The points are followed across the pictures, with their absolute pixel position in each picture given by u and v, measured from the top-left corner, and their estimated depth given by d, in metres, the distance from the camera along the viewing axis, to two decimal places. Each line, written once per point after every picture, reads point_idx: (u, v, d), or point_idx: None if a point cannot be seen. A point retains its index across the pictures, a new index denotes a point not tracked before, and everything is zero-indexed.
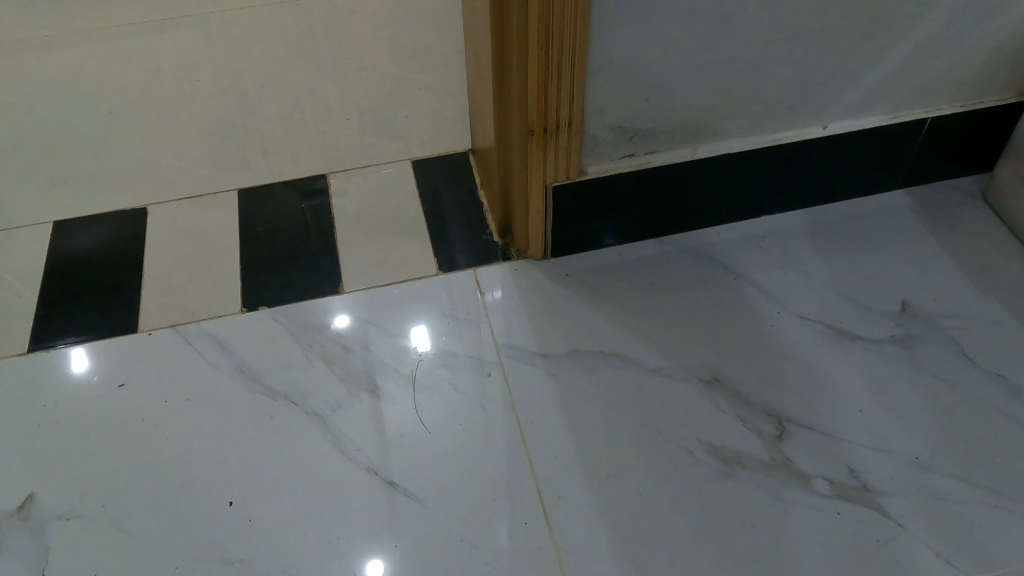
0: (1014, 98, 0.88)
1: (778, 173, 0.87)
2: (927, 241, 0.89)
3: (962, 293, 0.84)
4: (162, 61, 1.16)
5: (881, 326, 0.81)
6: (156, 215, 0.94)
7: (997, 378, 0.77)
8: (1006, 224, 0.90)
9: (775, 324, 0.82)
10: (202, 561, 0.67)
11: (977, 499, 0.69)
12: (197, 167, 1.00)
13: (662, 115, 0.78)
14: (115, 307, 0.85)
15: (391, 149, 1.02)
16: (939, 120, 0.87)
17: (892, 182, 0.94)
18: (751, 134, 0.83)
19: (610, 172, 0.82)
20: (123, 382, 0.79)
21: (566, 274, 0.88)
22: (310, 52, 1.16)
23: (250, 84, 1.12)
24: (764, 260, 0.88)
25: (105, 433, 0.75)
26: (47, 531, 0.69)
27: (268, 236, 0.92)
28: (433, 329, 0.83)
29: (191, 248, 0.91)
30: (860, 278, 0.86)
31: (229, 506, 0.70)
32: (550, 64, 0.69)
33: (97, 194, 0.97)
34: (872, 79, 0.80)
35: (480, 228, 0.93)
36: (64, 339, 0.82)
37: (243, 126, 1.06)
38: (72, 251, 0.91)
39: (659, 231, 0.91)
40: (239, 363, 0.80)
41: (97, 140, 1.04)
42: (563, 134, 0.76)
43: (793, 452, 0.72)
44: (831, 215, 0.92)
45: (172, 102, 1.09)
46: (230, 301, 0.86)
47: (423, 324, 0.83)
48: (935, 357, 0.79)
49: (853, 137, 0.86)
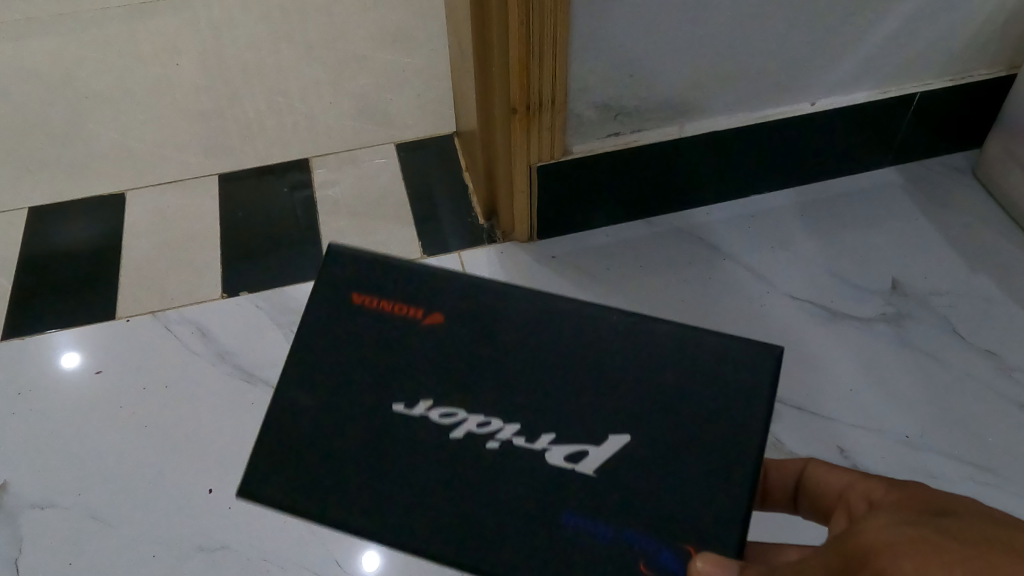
0: (1003, 71, 0.86)
1: (766, 151, 0.86)
2: (918, 220, 0.88)
3: (954, 270, 0.83)
4: (142, 45, 1.14)
5: (872, 305, 0.80)
6: (134, 201, 0.93)
7: (987, 354, 0.76)
8: (997, 201, 0.89)
9: (765, 304, 0.81)
10: (179, 549, 0.65)
11: (968, 476, 0.68)
12: (178, 152, 0.99)
13: (649, 92, 0.77)
14: (92, 294, 0.84)
15: (376, 132, 1.01)
16: (928, 95, 0.86)
17: (882, 160, 0.93)
18: (738, 111, 0.82)
19: (596, 152, 0.80)
20: (100, 370, 0.77)
21: (553, 257, 0.86)
22: (292, 36, 1.15)
23: (233, 68, 1.10)
24: (753, 240, 0.87)
25: (83, 421, 0.73)
26: (21, 520, 0.67)
27: (250, 222, 0.91)
28: None
29: (171, 234, 0.89)
30: (853, 257, 0.85)
31: (209, 494, 0.69)
32: (532, 40, 0.67)
33: (75, 180, 0.96)
34: (862, 52, 0.79)
35: (467, 211, 0.91)
36: (39, 327, 0.81)
37: (225, 110, 1.04)
38: (48, 239, 0.89)
39: (647, 212, 0.89)
40: (220, 348, 0.79)
41: (76, 126, 1.02)
42: (546, 113, 0.74)
43: (782, 432, 0.71)
44: (822, 194, 0.91)
45: (152, 87, 1.08)
46: (212, 287, 0.84)
47: None
48: (927, 335, 0.77)
49: (841, 114, 0.84)
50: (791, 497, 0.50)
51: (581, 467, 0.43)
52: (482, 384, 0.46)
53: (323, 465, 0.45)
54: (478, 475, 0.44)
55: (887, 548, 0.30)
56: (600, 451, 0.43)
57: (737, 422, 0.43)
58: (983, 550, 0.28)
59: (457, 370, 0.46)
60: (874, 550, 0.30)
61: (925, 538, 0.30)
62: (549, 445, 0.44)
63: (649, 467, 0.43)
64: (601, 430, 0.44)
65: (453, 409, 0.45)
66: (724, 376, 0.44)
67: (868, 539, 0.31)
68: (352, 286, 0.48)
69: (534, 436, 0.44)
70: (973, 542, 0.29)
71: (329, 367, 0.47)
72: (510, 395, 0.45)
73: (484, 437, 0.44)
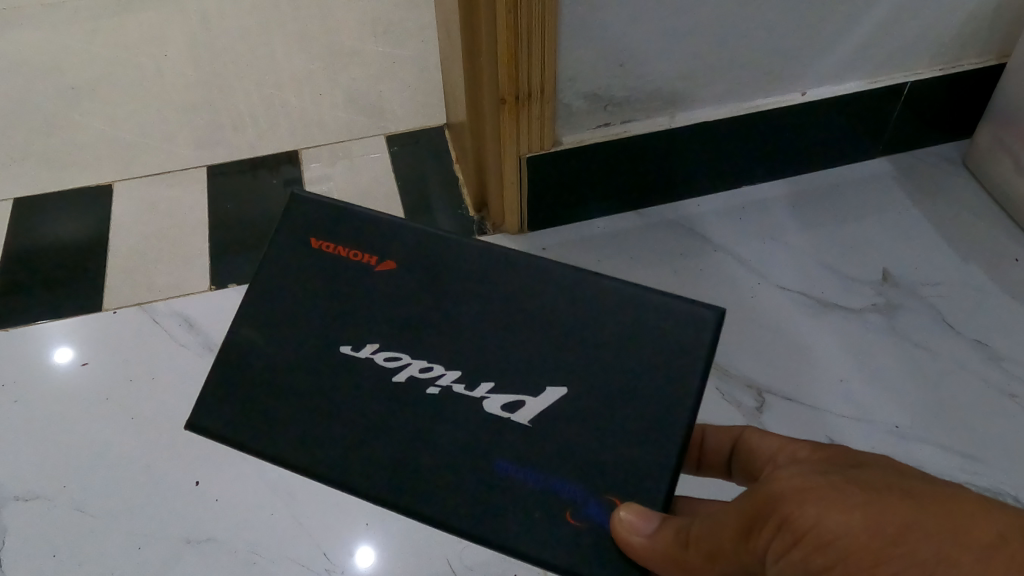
0: (992, 60, 0.86)
1: (757, 141, 0.86)
2: (908, 210, 0.88)
3: (944, 260, 0.83)
4: (131, 36, 1.13)
5: (862, 296, 0.80)
6: (122, 193, 0.92)
7: (977, 345, 0.75)
8: (987, 191, 0.89)
9: (756, 295, 0.81)
10: (165, 541, 0.65)
11: (957, 466, 0.67)
12: (167, 144, 0.98)
13: (638, 82, 0.76)
14: (79, 286, 0.83)
15: (365, 124, 1.00)
16: (918, 85, 0.86)
17: (872, 151, 0.92)
18: (728, 101, 0.81)
19: (585, 143, 0.80)
20: (86, 362, 0.77)
21: (543, 249, 0.86)
22: (283, 27, 1.14)
23: (223, 59, 1.10)
24: (744, 231, 0.87)
25: (69, 413, 0.73)
26: (5, 513, 0.67)
27: (239, 214, 0.90)
28: None
29: (159, 225, 0.89)
30: (844, 248, 0.85)
31: (196, 487, 0.68)
32: (520, 30, 0.66)
33: (62, 172, 0.95)
34: (852, 42, 0.78)
35: (457, 203, 0.91)
36: (25, 319, 0.80)
37: (215, 102, 1.03)
38: (34, 230, 0.88)
39: (638, 204, 0.89)
40: (207, 340, 0.78)
41: (63, 117, 1.02)
42: (535, 104, 0.74)
43: (772, 423, 0.71)
44: (813, 186, 0.91)
45: (141, 78, 1.07)
46: (200, 279, 0.83)
47: None
48: (917, 325, 0.77)
49: (831, 104, 0.84)
50: (724, 463, 0.54)
51: (517, 416, 0.46)
52: (427, 335, 0.49)
53: (276, 398, 0.48)
54: (434, 430, 0.47)
55: (794, 497, 0.34)
56: (536, 402, 0.46)
57: (677, 378, 0.46)
58: (873, 495, 0.32)
59: (408, 320, 0.49)
60: (783, 499, 0.34)
61: (826, 484, 0.34)
62: (488, 393, 0.47)
63: (578, 414, 0.46)
64: (564, 384, 0.46)
65: (397, 354, 0.48)
66: (669, 337, 0.47)
67: (779, 487, 0.35)
68: (313, 231, 0.52)
69: (471, 383, 0.47)
70: (864, 485, 0.33)
71: (288, 306, 0.50)
72: (455, 346, 0.48)
73: (426, 381, 0.48)
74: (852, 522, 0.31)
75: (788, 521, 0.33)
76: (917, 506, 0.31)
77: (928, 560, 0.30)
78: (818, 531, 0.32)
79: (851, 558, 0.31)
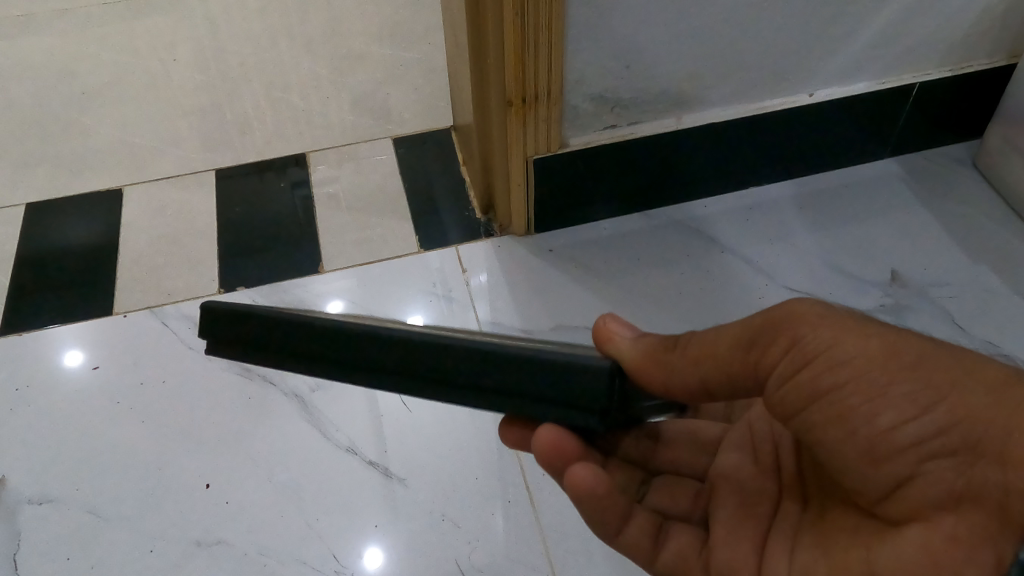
0: (1002, 61, 0.86)
1: (765, 142, 0.86)
2: (917, 211, 0.88)
3: (953, 261, 0.82)
4: (139, 41, 1.14)
5: (871, 297, 0.80)
6: (132, 196, 0.93)
7: (988, 346, 0.75)
8: (997, 192, 0.89)
9: (764, 297, 0.80)
10: (177, 543, 0.65)
11: None
12: (176, 147, 0.99)
13: (644, 84, 0.76)
14: (89, 290, 0.84)
15: (373, 126, 1.01)
16: (928, 85, 0.85)
17: (881, 151, 0.92)
18: (735, 102, 0.81)
19: (591, 144, 0.80)
20: (98, 365, 0.77)
21: (550, 250, 0.86)
22: (293, 30, 1.15)
23: (230, 63, 1.10)
24: (752, 233, 0.87)
25: (80, 416, 0.74)
26: (19, 515, 0.67)
27: (247, 217, 0.91)
28: (427, 315, 0.80)
29: (169, 228, 0.89)
30: (851, 249, 0.84)
31: (206, 489, 0.69)
32: (526, 31, 0.66)
33: (73, 176, 0.96)
34: (861, 42, 0.78)
35: (463, 205, 0.91)
36: (37, 323, 0.81)
37: (222, 106, 1.04)
38: (45, 235, 0.89)
39: (646, 205, 0.89)
40: None
41: (74, 122, 1.03)
42: (542, 105, 0.74)
43: None
44: (821, 187, 0.91)
45: (150, 82, 1.08)
46: (209, 282, 0.84)
47: (418, 310, 0.80)
48: (928, 325, 0.77)
49: (840, 104, 0.84)
50: None
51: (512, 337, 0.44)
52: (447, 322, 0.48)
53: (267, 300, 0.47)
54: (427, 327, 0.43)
55: (813, 319, 0.40)
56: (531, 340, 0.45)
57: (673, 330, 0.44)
58: (885, 329, 0.39)
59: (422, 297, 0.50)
60: (799, 322, 0.40)
61: (841, 313, 0.40)
62: None
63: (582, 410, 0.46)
64: None
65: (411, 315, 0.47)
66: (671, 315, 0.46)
67: (793, 313, 0.40)
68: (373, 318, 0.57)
69: None
70: (873, 321, 0.40)
71: None
72: None
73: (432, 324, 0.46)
74: (860, 347, 0.38)
75: (801, 341, 0.40)
76: (916, 342, 0.39)
77: (922, 383, 0.37)
78: (836, 349, 0.39)
79: (864, 370, 0.38)
